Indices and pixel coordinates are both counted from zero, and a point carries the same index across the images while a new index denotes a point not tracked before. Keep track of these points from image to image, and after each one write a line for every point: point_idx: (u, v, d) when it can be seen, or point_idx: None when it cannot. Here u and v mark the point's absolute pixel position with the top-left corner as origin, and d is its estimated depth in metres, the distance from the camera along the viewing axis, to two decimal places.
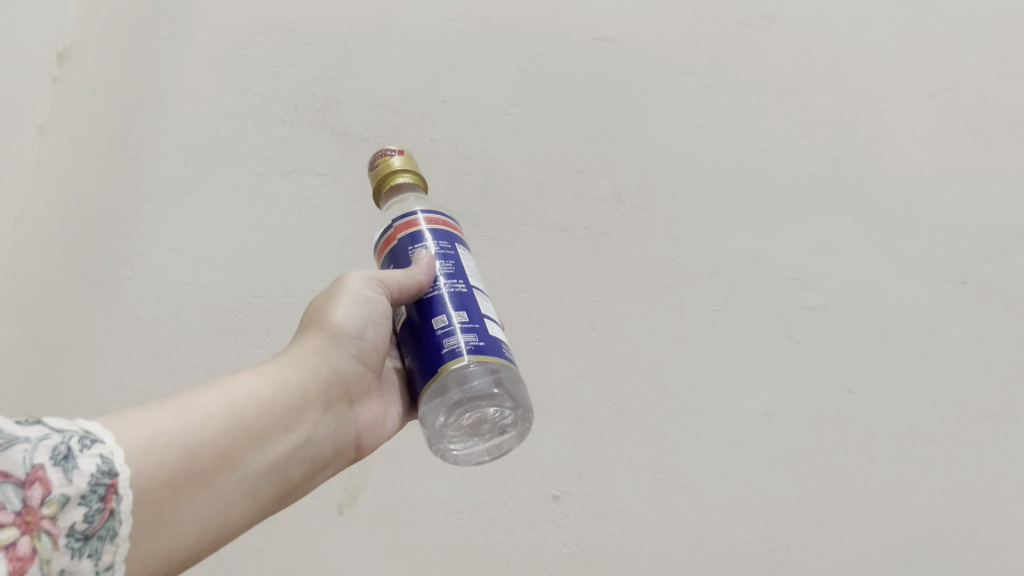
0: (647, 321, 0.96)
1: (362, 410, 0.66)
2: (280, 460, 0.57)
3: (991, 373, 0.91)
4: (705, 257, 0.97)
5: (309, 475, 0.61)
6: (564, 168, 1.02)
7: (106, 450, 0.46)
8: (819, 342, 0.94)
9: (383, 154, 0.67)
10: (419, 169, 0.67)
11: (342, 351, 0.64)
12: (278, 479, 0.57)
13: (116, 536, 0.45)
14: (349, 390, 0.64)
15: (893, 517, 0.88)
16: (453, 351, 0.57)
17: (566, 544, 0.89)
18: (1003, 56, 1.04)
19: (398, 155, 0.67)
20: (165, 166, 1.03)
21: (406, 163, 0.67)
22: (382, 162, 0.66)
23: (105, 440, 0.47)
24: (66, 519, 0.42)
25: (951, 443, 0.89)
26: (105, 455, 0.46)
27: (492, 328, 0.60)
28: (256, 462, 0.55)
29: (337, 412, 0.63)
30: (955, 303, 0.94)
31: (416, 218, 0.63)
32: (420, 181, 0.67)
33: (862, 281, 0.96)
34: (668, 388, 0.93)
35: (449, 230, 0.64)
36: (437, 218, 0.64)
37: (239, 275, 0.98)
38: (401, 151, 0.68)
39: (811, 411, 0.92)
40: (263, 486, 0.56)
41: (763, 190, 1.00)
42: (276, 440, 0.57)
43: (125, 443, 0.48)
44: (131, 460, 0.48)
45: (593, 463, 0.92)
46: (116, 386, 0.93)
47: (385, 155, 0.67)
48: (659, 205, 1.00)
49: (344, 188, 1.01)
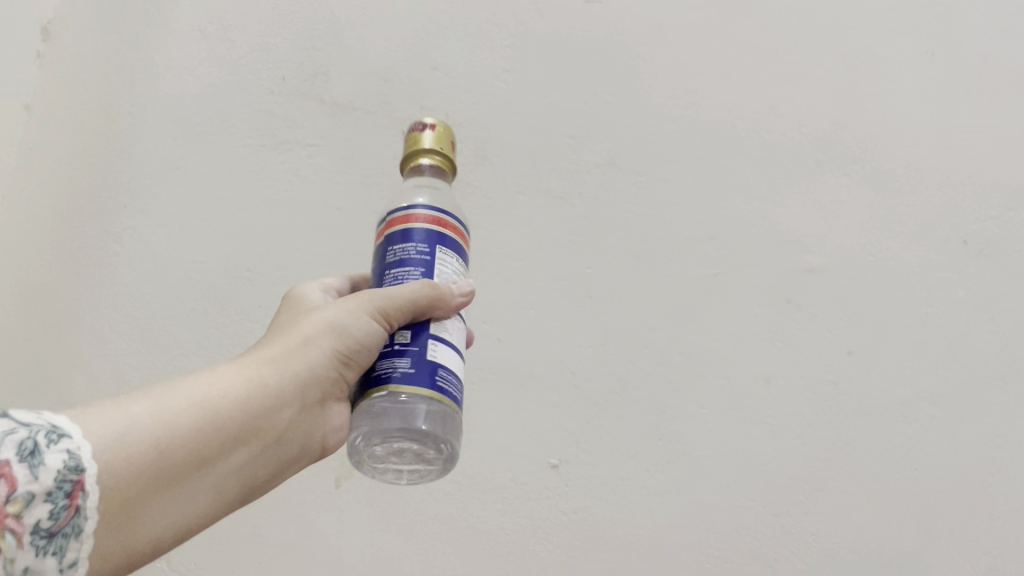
0: (644, 288, 0.94)
1: (338, 411, 0.60)
2: (250, 458, 0.53)
3: (993, 332, 0.92)
4: (703, 222, 0.96)
5: (277, 475, 0.56)
6: (558, 134, 1.00)
7: (73, 446, 0.43)
8: (818, 306, 0.93)
9: (417, 128, 0.65)
10: (450, 151, 0.65)
11: (319, 356, 0.56)
12: (245, 477, 0.53)
13: (82, 532, 0.42)
14: (326, 394, 0.58)
15: (901, 481, 0.87)
16: (383, 375, 0.54)
17: (565, 513, 0.86)
18: (990, 18, 1.05)
19: (432, 132, 0.64)
20: (152, 140, 1.01)
21: (438, 142, 0.64)
22: (414, 137, 0.64)
23: (72, 434, 0.44)
24: (31, 517, 0.40)
25: (952, 403, 0.90)
26: (73, 451, 0.43)
27: (439, 353, 0.55)
28: (224, 462, 0.51)
29: (310, 414, 0.57)
30: (957, 263, 0.95)
31: (408, 214, 0.59)
32: (447, 165, 0.64)
33: (861, 244, 0.95)
34: (667, 355, 0.91)
35: (439, 231, 0.59)
36: (432, 217, 0.59)
37: (230, 249, 0.96)
38: (438, 126, 0.65)
39: (812, 375, 0.91)
40: (228, 485, 0.52)
41: (761, 153, 0.99)
42: (249, 438, 0.52)
43: (93, 437, 0.45)
44: (102, 455, 0.45)
45: (594, 433, 0.89)
46: (108, 361, 0.91)
47: (418, 130, 0.65)
48: (655, 170, 0.99)
49: (336, 159, 1.00)
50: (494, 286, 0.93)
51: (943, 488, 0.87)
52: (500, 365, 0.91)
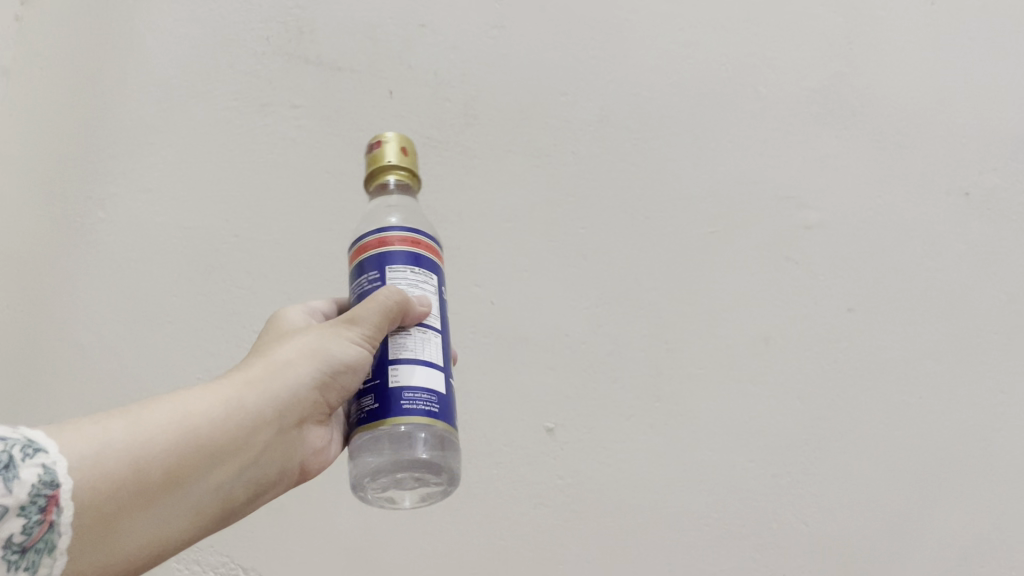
0: (641, 247, 0.92)
1: (312, 433, 0.59)
2: (230, 480, 0.51)
3: (995, 286, 0.91)
4: (699, 178, 0.94)
5: (253, 499, 0.55)
6: (550, 91, 0.98)
7: (49, 460, 0.43)
8: (817, 262, 0.91)
9: (376, 143, 0.62)
10: (413, 164, 0.62)
11: (300, 379, 0.55)
12: (223, 498, 0.52)
13: (55, 548, 0.42)
14: (304, 417, 0.56)
15: (904, 438, 0.86)
16: (357, 418, 0.54)
17: (562, 477, 0.84)
18: None
19: (392, 146, 0.62)
20: (134, 103, 0.98)
21: (400, 157, 0.61)
22: (373, 154, 0.61)
23: (50, 449, 0.43)
24: (4, 530, 0.39)
25: (955, 359, 0.89)
26: (49, 465, 0.42)
27: (404, 377, 0.54)
28: (204, 483, 0.50)
29: (288, 437, 0.56)
30: (959, 216, 0.93)
31: (361, 248, 0.59)
32: (411, 179, 0.61)
33: (861, 200, 0.93)
34: (664, 316, 0.90)
35: (385, 251, 0.57)
36: (379, 241, 0.58)
37: (215, 215, 0.93)
38: (396, 138, 0.62)
39: (812, 333, 0.89)
40: (207, 506, 0.51)
41: (758, 106, 0.97)
42: (231, 459, 0.51)
43: (72, 454, 0.44)
44: (80, 469, 0.44)
45: (590, 396, 0.87)
46: (91, 330, 0.88)
47: (377, 146, 0.62)
48: (650, 127, 0.96)
49: (323, 122, 0.97)
50: (487, 249, 0.91)
51: (947, 444, 0.86)
52: (493, 326, 0.89)
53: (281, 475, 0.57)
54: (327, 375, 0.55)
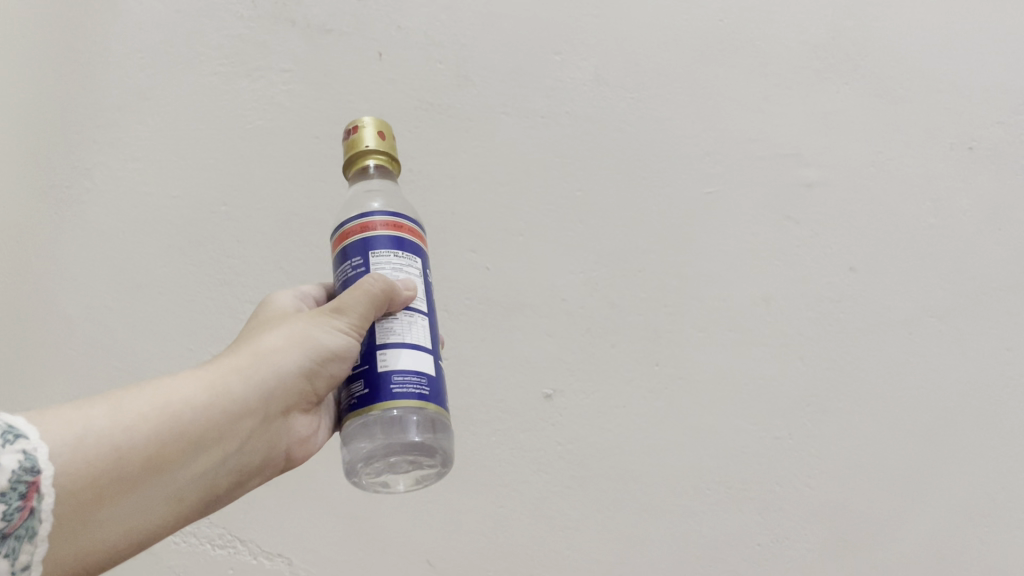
0: (639, 209, 0.90)
1: (300, 421, 0.58)
2: (214, 466, 0.51)
3: (1002, 241, 0.89)
4: (697, 137, 0.92)
5: (236, 485, 0.54)
6: (544, 51, 0.95)
7: (29, 447, 0.42)
8: (818, 221, 0.90)
9: (353, 129, 0.60)
10: (393, 148, 0.60)
11: (288, 366, 0.54)
12: (207, 485, 0.51)
13: (36, 534, 0.41)
14: (289, 404, 0.56)
15: (903, 398, 0.86)
16: (349, 403, 0.53)
17: (561, 443, 0.85)
18: None
19: (370, 130, 0.59)
20: (116, 69, 0.95)
21: (378, 140, 0.59)
22: (353, 139, 0.59)
23: (30, 436, 0.42)
24: None
25: (960, 318, 0.88)
26: (29, 451, 0.42)
27: (394, 361, 0.52)
28: (188, 469, 0.49)
29: (273, 424, 0.55)
30: (964, 170, 0.91)
31: (343, 235, 0.56)
32: (392, 163, 0.59)
33: (863, 153, 0.91)
34: (663, 278, 0.89)
35: (366, 236, 0.55)
36: (358, 228, 0.55)
37: (204, 185, 0.92)
38: (373, 122, 0.60)
39: (813, 293, 0.88)
40: (191, 493, 0.50)
41: (757, 63, 0.94)
42: (215, 446, 0.50)
43: (52, 441, 0.43)
44: (61, 456, 0.43)
45: (589, 361, 0.87)
46: (85, 304, 0.87)
47: (355, 131, 0.59)
48: (646, 85, 0.94)
49: (311, 85, 0.94)
50: (483, 214, 0.90)
51: (948, 404, 0.86)
52: (490, 294, 0.88)
53: (265, 462, 0.56)
54: (316, 365, 0.55)
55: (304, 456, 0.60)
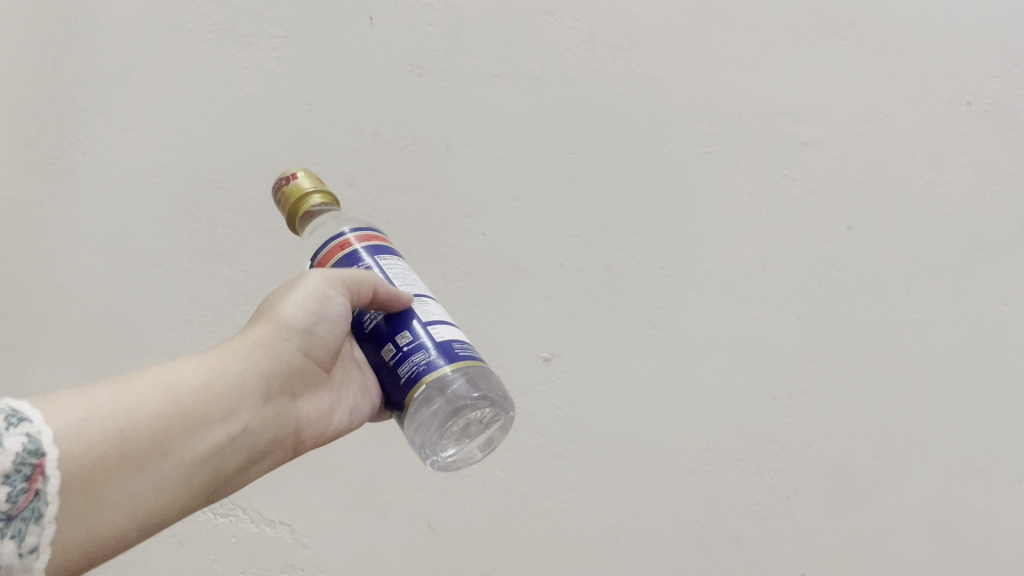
0: (634, 171, 0.90)
1: (305, 403, 0.62)
2: (217, 450, 0.53)
3: (1004, 198, 0.88)
4: (691, 97, 0.90)
5: (239, 472, 0.56)
6: (535, 9, 0.92)
7: (33, 429, 0.44)
8: (816, 180, 0.89)
9: (282, 181, 0.62)
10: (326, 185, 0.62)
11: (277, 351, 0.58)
12: (211, 470, 0.53)
13: (43, 516, 0.43)
14: (280, 390, 0.59)
15: (897, 358, 0.87)
16: (412, 375, 0.53)
17: (560, 407, 0.90)
18: None
19: (300, 176, 0.62)
20: (98, 37, 0.93)
21: (313, 182, 0.62)
22: (287, 189, 0.61)
23: (32, 419, 0.45)
24: None
25: (960, 277, 0.87)
26: (33, 434, 0.44)
27: (440, 330, 0.56)
28: (191, 449, 0.51)
29: (269, 409, 0.58)
30: (967, 126, 0.88)
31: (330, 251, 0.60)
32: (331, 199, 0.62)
33: (863, 109, 0.89)
34: (660, 240, 0.90)
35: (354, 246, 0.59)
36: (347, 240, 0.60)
37: (197, 154, 0.91)
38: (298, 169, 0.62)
39: (810, 252, 0.88)
40: (196, 476, 0.52)
41: (754, 15, 0.90)
42: (213, 428, 0.53)
43: (56, 422, 0.46)
44: (64, 436, 0.46)
45: (585, 326, 0.90)
46: (89, 280, 0.92)
47: (285, 182, 0.61)
48: (641, 42, 0.91)
49: (300, 51, 0.92)
50: (479, 180, 0.91)
51: (943, 363, 0.87)
52: (488, 260, 0.90)
53: (266, 449, 0.58)
54: (305, 339, 0.59)
55: (304, 445, 0.62)
